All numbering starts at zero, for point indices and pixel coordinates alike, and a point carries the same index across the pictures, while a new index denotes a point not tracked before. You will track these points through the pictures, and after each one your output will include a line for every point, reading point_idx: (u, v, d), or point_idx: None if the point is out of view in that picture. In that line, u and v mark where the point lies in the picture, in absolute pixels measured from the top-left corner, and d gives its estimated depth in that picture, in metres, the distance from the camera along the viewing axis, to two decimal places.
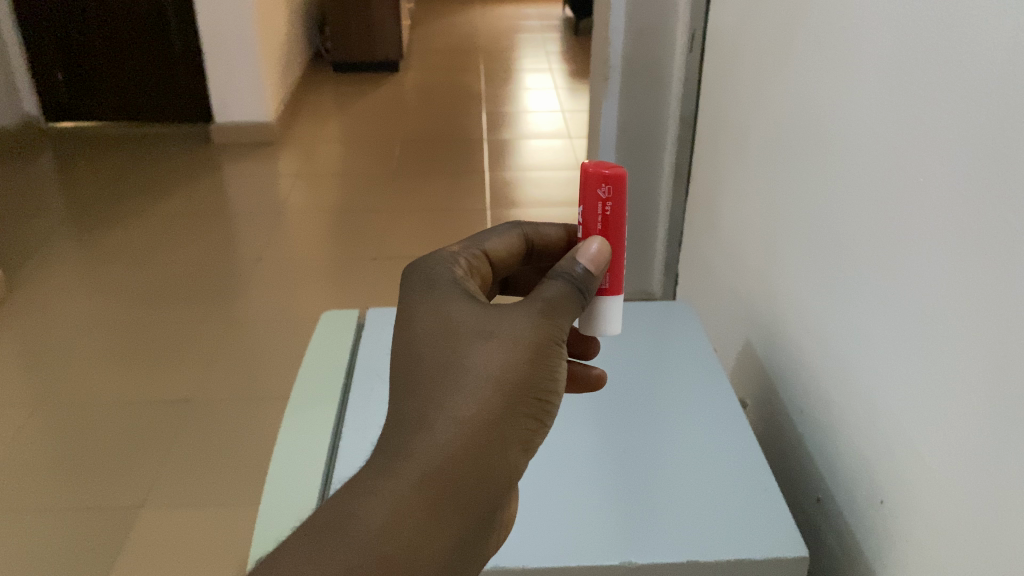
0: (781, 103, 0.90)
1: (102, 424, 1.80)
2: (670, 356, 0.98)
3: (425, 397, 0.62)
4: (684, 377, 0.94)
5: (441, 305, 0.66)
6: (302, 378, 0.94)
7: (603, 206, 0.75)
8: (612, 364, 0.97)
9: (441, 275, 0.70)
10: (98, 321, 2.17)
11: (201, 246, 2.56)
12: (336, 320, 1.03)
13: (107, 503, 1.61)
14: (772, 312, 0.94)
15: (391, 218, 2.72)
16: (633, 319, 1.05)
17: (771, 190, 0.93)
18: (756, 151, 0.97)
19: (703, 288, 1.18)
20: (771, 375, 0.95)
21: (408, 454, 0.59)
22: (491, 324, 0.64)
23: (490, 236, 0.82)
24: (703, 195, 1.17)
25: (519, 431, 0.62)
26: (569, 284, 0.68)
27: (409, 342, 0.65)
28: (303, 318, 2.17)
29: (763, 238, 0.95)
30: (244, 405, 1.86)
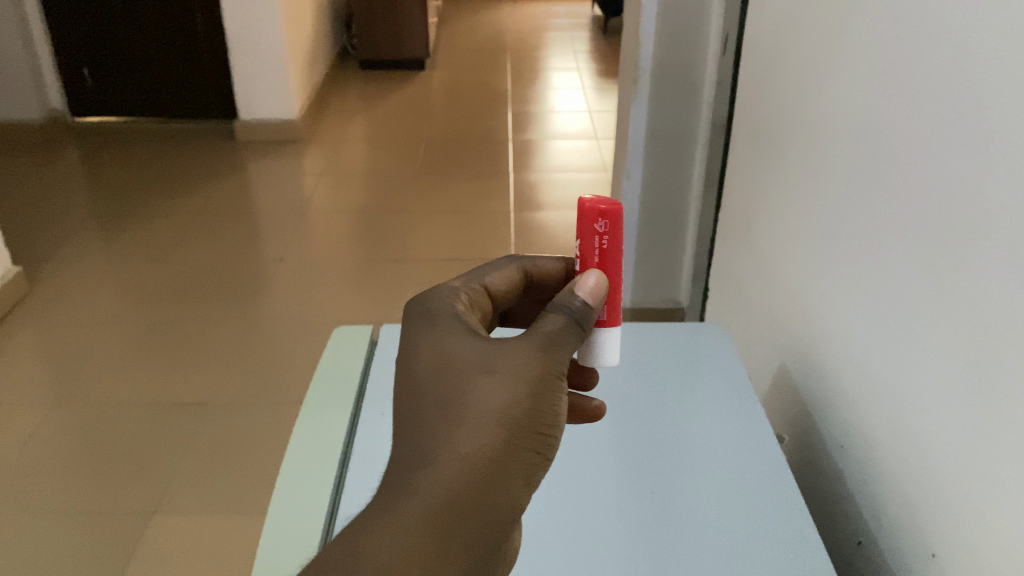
0: (821, 122, 0.85)
1: (117, 426, 1.77)
2: (696, 383, 0.93)
3: (428, 432, 0.60)
4: (712, 409, 0.89)
5: (442, 342, 0.64)
6: (310, 397, 0.89)
7: (600, 240, 0.71)
8: (634, 390, 0.92)
9: (440, 309, 0.68)
10: (118, 320, 2.15)
11: (223, 244, 2.54)
12: (348, 335, 0.98)
13: (119, 508, 1.57)
14: (812, 340, 0.88)
15: (413, 219, 2.68)
16: (659, 342, 1.00)
17: (809, 213, 0.88)
18: (794, 170, 0.92)
19: (735, 307, 1.13)
20: (809, 404, 0.90)
21: (413, 490, 0.56)
22: (493, 359, 0.63)
23: (489, 269, 0.79)
24: (736, 209, 1.12)
25: (521, 465, 0.61)
26: (568, 317, 0.66)
27: (411, 380, 0.63)
28: (323, 320, 2.14)
29: (802, 260, 0.90)
30: (261, 408, 1.82)
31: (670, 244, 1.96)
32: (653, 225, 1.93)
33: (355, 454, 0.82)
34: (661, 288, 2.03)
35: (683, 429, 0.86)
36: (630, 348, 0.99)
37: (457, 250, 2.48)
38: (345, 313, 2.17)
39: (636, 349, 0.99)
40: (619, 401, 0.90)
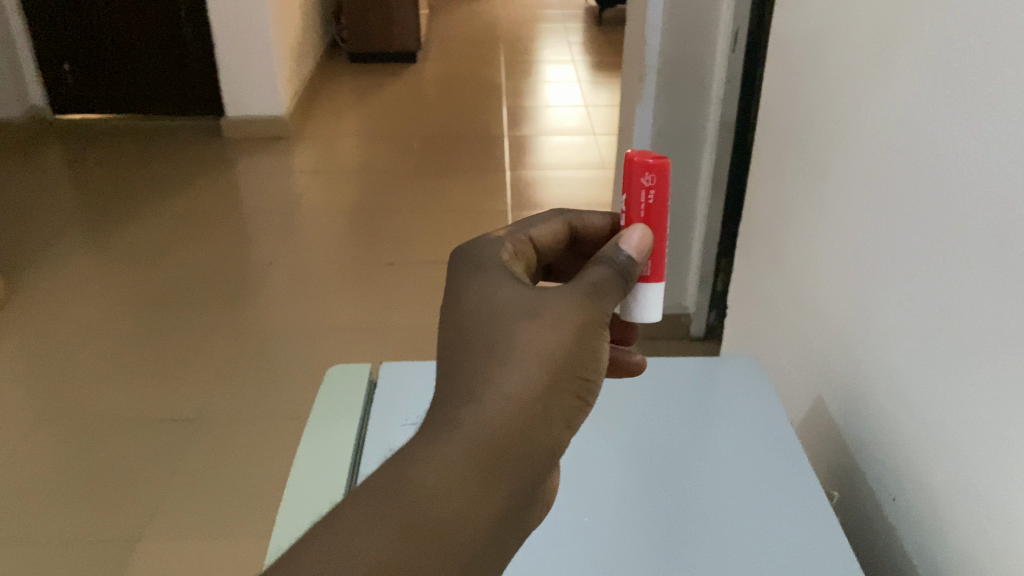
0: (870, 141, 0.76)
1: (102, 444, 1.69)
2: (716, 419, 0.86)
3: (471, 372, 0.57)
4: (733, 457, 0.80)
5: (486, 286, 0.62)
6: (302, 458, 0.79)
7: (646, 195, 0.70)
8: (646, 438, 0.83)
9: (485, 257, 0.66)
10: (104, 329, 2.06)
11: (211, 247, 2.45)
12: (346, 375, 0.89)
13: (103, 536, 1.49)
14: (854, 378, 0.80)
15: (407, 219, 2.59)
16: (672, 380, 0.92)
17: (853, 239, 0.80)
18: (835, 191, 0.84)
19: (761, 325, 1.06)
20: (853, 446, 0.81)
21: (456, 427, 0.54)
22: (538, 302, 0.60)
23: (534, 222, 0.76)
24: (763, 222, 1.05)
25: (563, 409, 0.58)
26: (612, 270, 0.64)
27: (454, 324, 0.61)
28: (316, 327, 2.06)
29: (843, 291, 0.82)
30: (252, 424, 1.74)
31: (677, 249, 1.88)
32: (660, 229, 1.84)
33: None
34: (668, 294, 1.95)
35: (706, 484, 0.78)
36: (640, 387, 0.90)
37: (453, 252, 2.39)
38: (339, 319, 2.09)
39: (648, 389, 0.90)
40: (631, 454, 0.82)
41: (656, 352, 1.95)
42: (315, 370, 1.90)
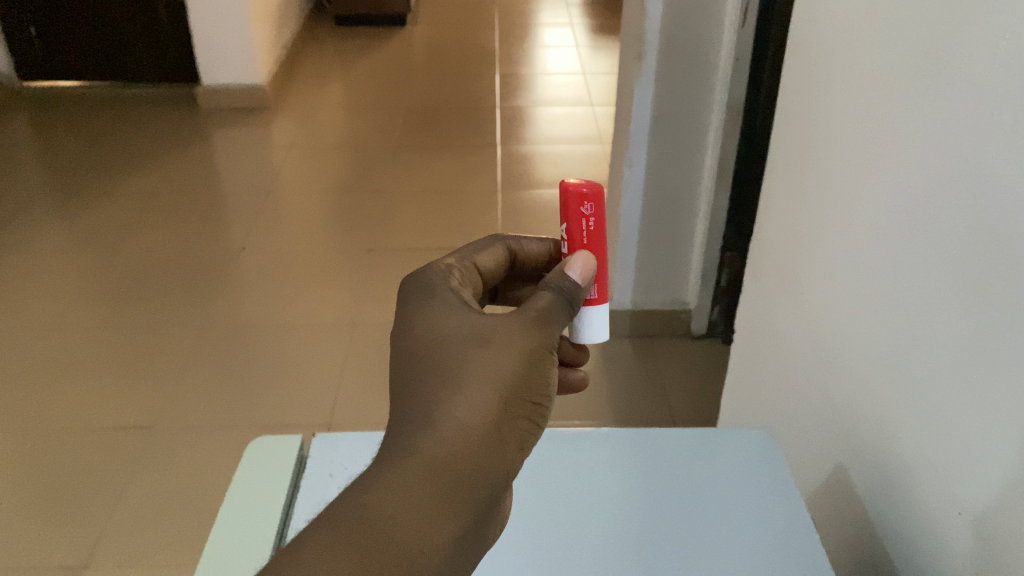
0: (921, 174, 0.60)
1: (55, 455, 1.56)
2: (720, 481, 0.71)
3: (420, 400, 0.51)
4: (739, 557, 0.64)
5: (432, 308, 0.56)
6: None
7: (587, 225, 0.62)
8: (629, 530, 0.67)
9: (430, 274, 0.59)
10: (61, 323, 1.92)
11: (183, 231, 2.30)
12: (269, 451, 0.67)
13: (48, 563, 1.35)
14: (890, 457, 0.66)
15: (391, 200, 2.44)
16: (660, 447, 0.75)
17: (891, 292, 0.65)
18: (872, 228, 0.68)
19: (767, 358, 0.92)
20: (885, 537, 0.68)
21: (409, 453, 0.49)
22: (487, 326, 0.54)
23: (471, 250, 0.65)
24: (775, 243, 0.90)
25: (516, 435, 0.52)
26: (559, 293, 0.58)
27: (400, 352, 0.55)
28: (289, 321, 1.92)
29: (880, 351, 0.67)
30: (215, 433, 1.61)
31: (676, 241, 1.72)
32: (657, 221, 1.69)
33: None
34: (666, 290, 1.80)
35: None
36: (621, 459, 0.73)
37: (438, 237, 2.24)
38: (314, 313, 1.95)
39: (632, 459, 0.73)
40: (612, 554, 0.65)
41: (652, 350, 1.82)
42: (287, 372, 1.76)
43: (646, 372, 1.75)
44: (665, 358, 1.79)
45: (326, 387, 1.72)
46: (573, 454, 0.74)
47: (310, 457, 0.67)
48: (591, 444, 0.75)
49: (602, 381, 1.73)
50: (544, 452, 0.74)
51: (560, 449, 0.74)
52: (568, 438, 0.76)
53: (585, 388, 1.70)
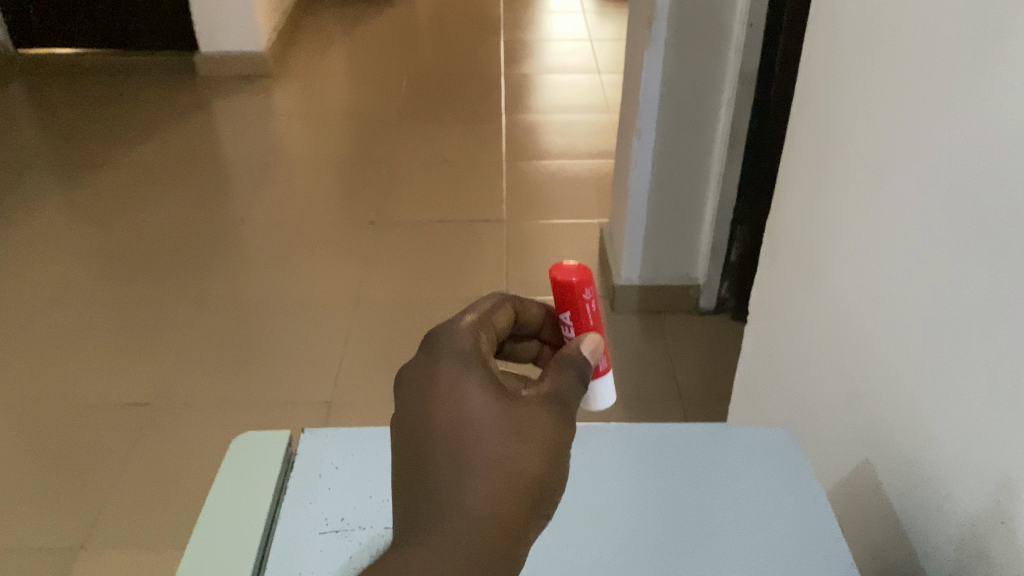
0: (968, 150, 0.55)
1: (51, 432, 1.52)
2: (736, 476, 0.67)
3: (453, 491, 0.50)
4: (753, 560, 0.60)
5: (462, 381, 0.53)
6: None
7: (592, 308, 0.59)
8: (639, 537, 0.62)
9: (458, 337, 0.55)
10: (58, 297, 1.88)
11: (182, 202, 2.25)
12: (257, 447, 0.62)
13: (41, 543, 1.32)
14: (919, 454, 0.62)
15: (393, 172, 2.39)
16: (668, 446, 0.69)
17: (928, 279, 0.60)
18: (907, 207, 0.62)
19: (786, 342, 0.87)
20: (913, 538, 0.64)
21: (448, 552, 0.48)
22: (516, 414, 0.53)
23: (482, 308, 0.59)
24: (796, 221, 0.85)
25: (537, 523, 0.53)
26: (579, 376, 0.57)
27: (424, 429, 0.52)
28: (290, 296, 1.88)
29: (914, 341, 0.62)
30: (214, 410, 1.57)
31: (686, 215, 1.67)
32: (667, 194, 1.64)
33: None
34: (675, 264, 1.75)
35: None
36: (630, 458, 0.68)
37: (441, 210, 2.19)
38: (316, 287, 1.91)
39: (643, 459, 0.68)
40: (624, 563, 0.60)
41: (661, 326, 1.77)
42: (287, 348, 1.72)
43: (656, 349, 1.71)
44: (675, 335, 1.75)
45: (327, 363, 1.68)
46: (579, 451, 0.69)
47: (298, 455, 0.63)
48: (597, 442, 0.70)
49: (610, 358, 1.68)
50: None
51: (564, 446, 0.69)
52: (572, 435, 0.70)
53: None
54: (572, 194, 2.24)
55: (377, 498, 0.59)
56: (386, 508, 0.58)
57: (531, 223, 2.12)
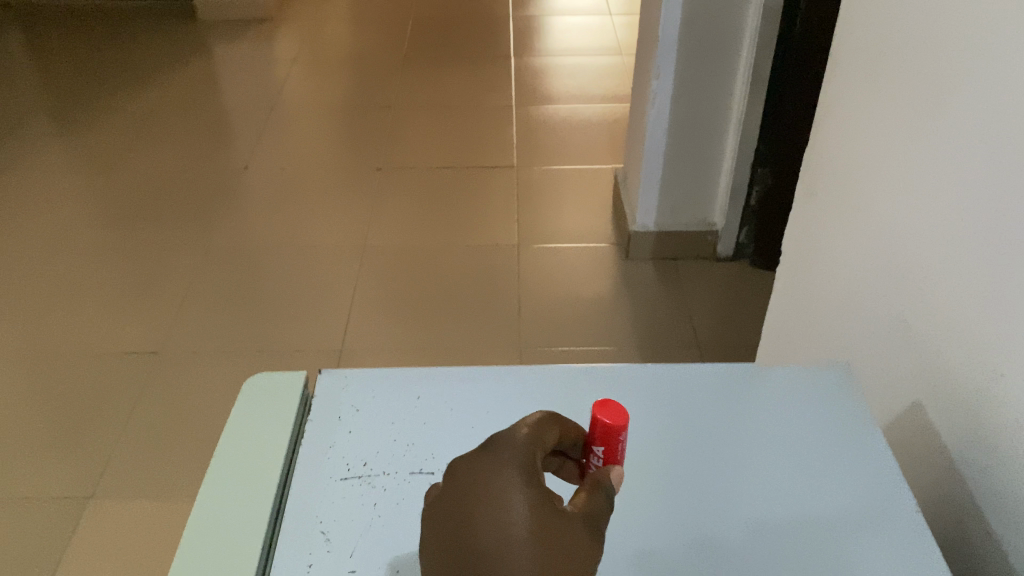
0: None
1: (58, 381, 1.49)
2: (770, 408, 0.61)
3: None
4: (790, 509, 0.54)
5: (513, 492, 0.44)
6: (184, 543, 0.49)
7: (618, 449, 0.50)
8: (674, 478, 0.56)
9: (517, 440, 0.46)
10: (60, 245, 1.84)
11: (185, 149, 2.20)
12: (274, 385, 0.59)
13: (51, 493, 1.30)
14: (984, 391, 0.57)
15: (400, 117, 2.32)
16: (687, 383, 0.63)
17: (1005, 207, 0.54)
18: (977, 130, 0.57)
19: (825, 279, 0.84)
20: (973, 485, 0.60)
21: None
22: (562, 538, 0.44)
23: (541, 423, 0.48)
24: (839, 150, 0.80)
25: None
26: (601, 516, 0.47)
27: (461, 543, 0.43)
28: (297, 244, 1.84)
29: (981, 276, 0.57)
30: (221, 359, 1.54)
31: (706, 157, 1.62)
32: (687, 135, 1.58)
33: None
34: (692, 209, 1.71)
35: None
36: (650, 394, 0.62)
37: (451, 156, 2.14)
38: (323, 235, 1.87)
39: (655, 406, 0.60)
40: (643, 520, 0.53)
41: (677, 273, 1.73)
42: (296, 295, 1.69)
43: (671, 296, 1.67)
44: (691, 281, 1.71)
45: (337, 311, 1.65)
46: (580, 394, 0.60)
47: (315, 396, 0.59)
48: (600, 384, 0.62)
49: (625, 306, 1.64)
50: (546, 390, 0.60)
51: (563, 386, 0.61)
52: (572, 374, 0.62)
53: (607, 314, 1.62)
54: (584, 139, 2.18)
55: (401, 443, 0.55)
56: (410, 452, 0.55)
57: (543, 169, 2.07)
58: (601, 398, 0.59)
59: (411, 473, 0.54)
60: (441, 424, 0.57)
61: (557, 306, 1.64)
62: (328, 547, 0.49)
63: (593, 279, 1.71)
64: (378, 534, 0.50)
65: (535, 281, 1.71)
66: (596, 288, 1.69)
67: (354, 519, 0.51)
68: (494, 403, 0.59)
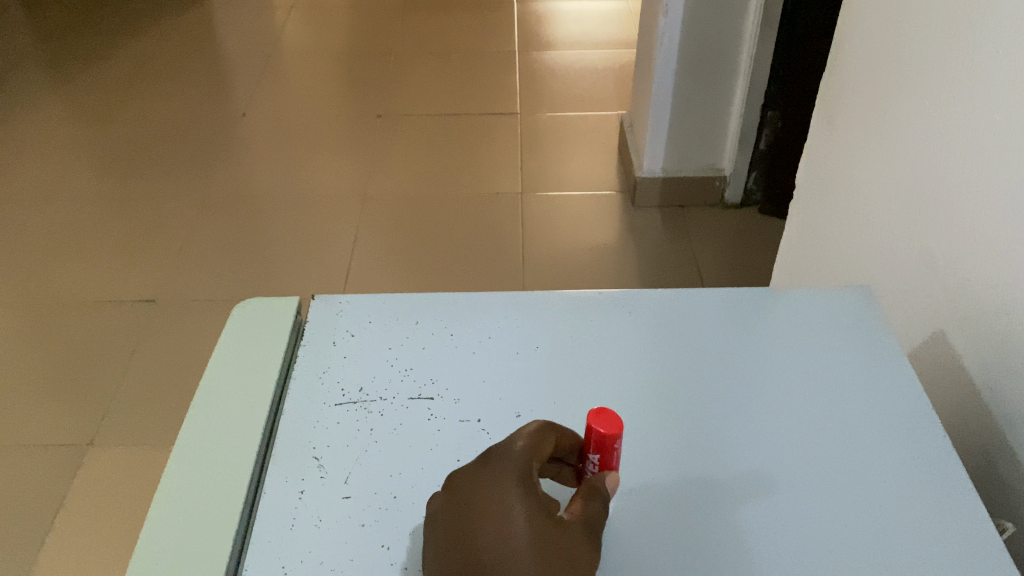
0: None
1: (55, 328, 1.47)
2: (785, 330, 0.59)
3: None
4: (807, 425, 0.52)
5: (515, 505, 0.43)
6: (169, 469, 0.48)
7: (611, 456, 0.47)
8: (691, 399, 0.54)
9: (515, 453, 0.45)
10: (56, 193, 1.81)
11: (182, 96, 2.16)
12: (268, 309, 0.59)
13: (50, 439, 1.28)
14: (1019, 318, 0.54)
15: (401, 63, 2.27)
16: (698, 311, 0.61)
17: None
18: (1012, 38, 0.54)
19: (843, 211, 0.80)
20: (997, 413, 0.59)
21: None
22: (565, 550, 0.42)
23: (538, 433, 0.46)
24: (862, 78, 0.76)
25: None
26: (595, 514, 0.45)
27: (462, 559, 0.41)
28: (297, 191, 1.80)
29: (1012, 197, 0.54)
30: (221, 307, 1.52)
31: (716, 101, 1.57)
32: (696, 78, 1.53)
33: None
34: (700, 155, 1.66)
35: (789, 491, 0.48)
36: (661, 320, 0.60)
37: (453, 103, 2.09)
38: (323, 183, 1.83)
39: (665, 330, 0.59)
40: (654, 437, 0.51)
41: (685, 220, 1.69)
42: (296, 243, 1.66)
43: (679, 243, 1.64)
44: (700, 228, 1.67)
45: (337, 259, 1.62)
46: (589, 324, 0.59)
47: (308, 323, 0.59)
48: (608, 311, 0.60)
49: (631, 253, 1.61)
50: (548, 318, 0.60)
51: (568, 316, 0.60)
52: (576, 303, 0.61)
53: (614, 262, 1.59)
54: (590, 86, 2.13)
55: (398, 368, 0.55)
56: (407, 379, 0.55)
57: (547, 117, 2.02)
58: (610, 333, 0.58)
59: (410, 398, 0.53)
60: (440, 352, 0.57)
61: (562, 253, 1.61)
62: (322, 473, 0.49)
63: (599, 227, 1.68)
64: (375, 459, 0.50)
65: (540, 229, 1.68)
66: (602, 236, 1.66)
67: (350, 444, 0.51)
68: (492, 332, 0.58)
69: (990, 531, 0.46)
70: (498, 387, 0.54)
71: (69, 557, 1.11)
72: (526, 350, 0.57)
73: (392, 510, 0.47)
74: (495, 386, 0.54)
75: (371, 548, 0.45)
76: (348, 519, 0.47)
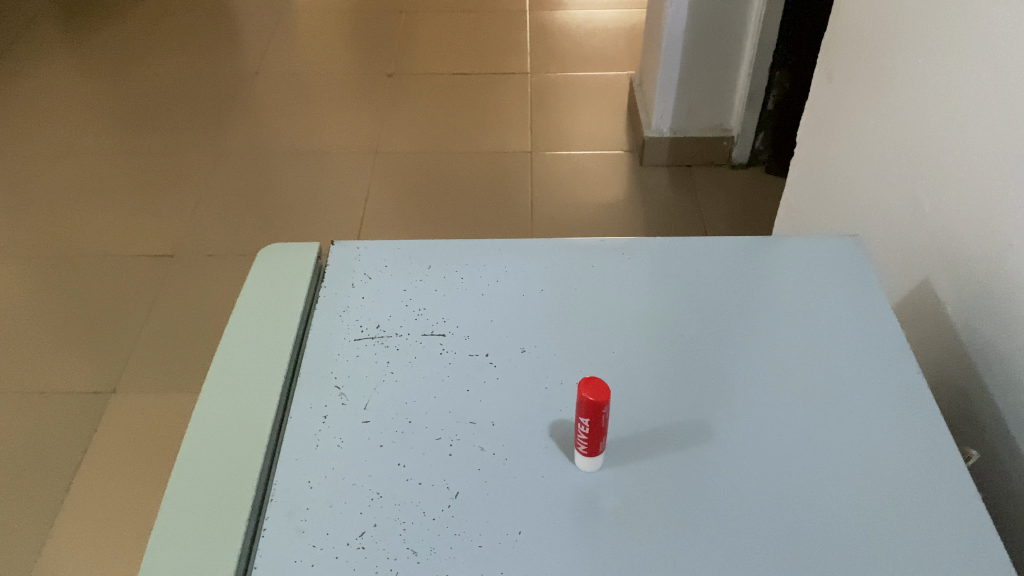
0: None
1: (74, 281, 1.51)
2: (779, 275, 0.62)
3: None
4: (794, 359, 0.56)
5: None
6: (202, 400, 0.53)
7: (593, 432, 0.47)
8: (687, 337, 0.57)
9: None
10: (73, 149, 1.84)
11: (197, 53, 2.17)
12: (287, 254, 0.63)
13: (72, 388, 1.33)
14: (999, 265, 0.58)
15: (412, 22, 2.28)
16: (695, 254, 0.64)
17: None
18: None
19: (841, 166, 0.83)
20: (977, 357, 0.62)
21: None
22: None
23: None
24: (863, 36, 0.78)
25: None
26: None
27: None
28: (308, 149, 1.83)
29: (998, 151, 0.57)
30: (236, 261, 1.56)
31: (724, 62, 1.58)
32: (705, 39, 1.54)
33: (275, 497, 0.48)
34: (708, 114, 1.68)
35: (776, 418, 0.52)
36: (662, 264, 0.63)
37: (463, 61, 2.10)
38: (335, 140, 1.85)
39: (663, 277, 0.62)
40: (652, 370, 0.55)
41: (692, 179, 1.72)
42: (308, 200, 1.69)
43: (686, 201, 1.66)
44: (706, 187, 1.69)
45: (348, 215, 1.65)
46: (593, 268, 0.63)
47: (328, 266, 0.63)
48: (614, 257, 0.64)
49: (637, 211, 1.64)
50: (552, 263, 0.63)
51: (573, 261, 0.63)
52: (580, 251, 0.64)
53: (621, 220, 1.62)
54: (600, 45, 2.13)
55: (412, 307, 0.59)
56: (421, 317, 0.58)
57: (557, 76, 2.03)
58: (614, 277, 0.62)
59: (423, 334, 0.57)
60: (453, 293, 0.60)
61: (569, 212, 1.64)
62: (343, 399, 0.53)
63: (606, 186, 1.70)
64: (391, 387, 0.54)
65: (548, 187, 1.70)
66: (609, 194, 1.68)
67: (367, 374, 0.54)
68: (500, 275, 0.62)
69: (956, 455, 0.50)
70: (505, 324, 0.58)
71: (92, 500, 1.17)
72: (533, 292, 0.61)
73: (406, 433, 0.51)
74: (503, 323, 0.58)
75: (388, 465, 0.49)
76: (367, 440, 0.51)
